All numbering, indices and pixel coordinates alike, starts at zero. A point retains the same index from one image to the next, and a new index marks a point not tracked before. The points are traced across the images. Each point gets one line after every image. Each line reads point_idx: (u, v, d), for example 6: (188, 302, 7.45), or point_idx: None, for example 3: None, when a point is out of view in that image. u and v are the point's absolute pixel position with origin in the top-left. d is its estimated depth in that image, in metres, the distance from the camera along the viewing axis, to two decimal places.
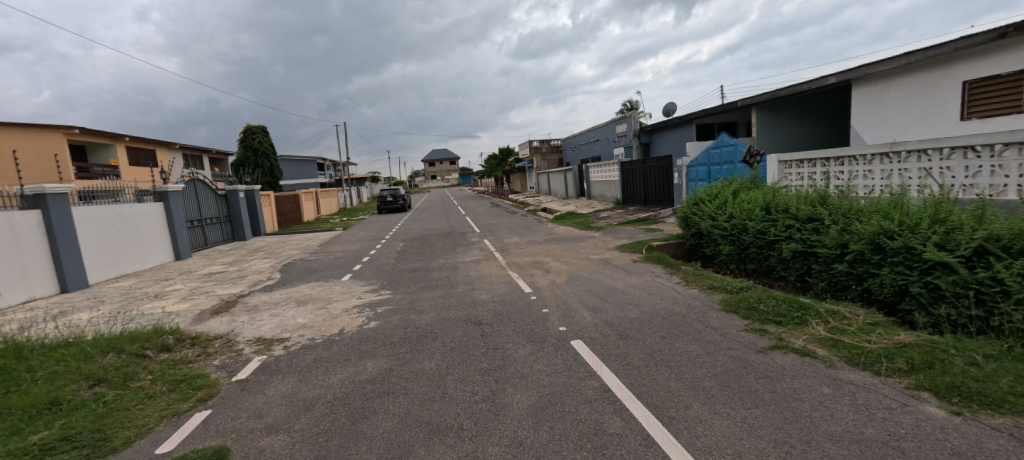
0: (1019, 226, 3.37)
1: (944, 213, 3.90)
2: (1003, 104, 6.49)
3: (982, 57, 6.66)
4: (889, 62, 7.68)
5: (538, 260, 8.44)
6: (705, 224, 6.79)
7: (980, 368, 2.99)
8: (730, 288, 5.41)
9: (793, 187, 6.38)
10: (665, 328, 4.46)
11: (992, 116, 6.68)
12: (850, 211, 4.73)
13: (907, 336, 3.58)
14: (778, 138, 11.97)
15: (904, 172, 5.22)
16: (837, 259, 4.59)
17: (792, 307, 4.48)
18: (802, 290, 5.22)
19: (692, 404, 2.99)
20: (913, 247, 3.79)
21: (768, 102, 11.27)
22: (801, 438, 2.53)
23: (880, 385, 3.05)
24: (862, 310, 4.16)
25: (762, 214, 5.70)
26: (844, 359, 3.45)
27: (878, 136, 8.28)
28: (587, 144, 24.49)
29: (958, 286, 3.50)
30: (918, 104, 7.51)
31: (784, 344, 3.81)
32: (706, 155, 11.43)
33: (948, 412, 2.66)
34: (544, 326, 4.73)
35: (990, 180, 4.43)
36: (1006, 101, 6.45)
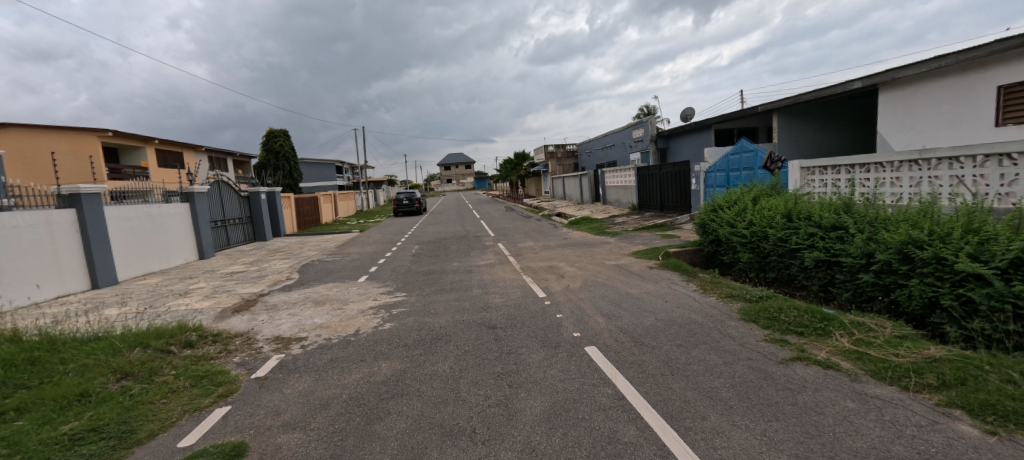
0: None
1: (977, 223, 3.75)
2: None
3: (1017, 61, 6.43)
4: (918, 66, 7.46)
5: (552, 265, 8.42)
6: (723, 231, 6.66)
7: (1019, 387, 2.86)
8: (749, 297, 5.30)
9: (815, 194, 6.22)
10: (681, 336, 4.39)
11: None
12: (876, 219, 4.59)
13: (937, 351, 3.45)
14: (800, 144, 11.72)
15: (935, 180, 5.03)
16: (862, 269, 4.46)
17: (815, 318, 4.35)
18: (824, 300, 5.07)
19: (710, 415, 2.92)
20: (944, 257, 3.65)
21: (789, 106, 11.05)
22: (825, 453, 2.46)
23: (908, 402, 2.94)
24: (889, 322, 4.02)
25: (783, 221, 5.56)
26: (870, 373, 3.34)
27: (906, 142, 8.04)
28: (603, 150, 24.38)
29: (995, 299, 3.35)
30: (950, 109, 7.26)
31: (806, 356, 3.71)
32: (725, 161, 11.23)
33: (982, 432, 2.55)
34: (558, 332, 4.69)
35: None
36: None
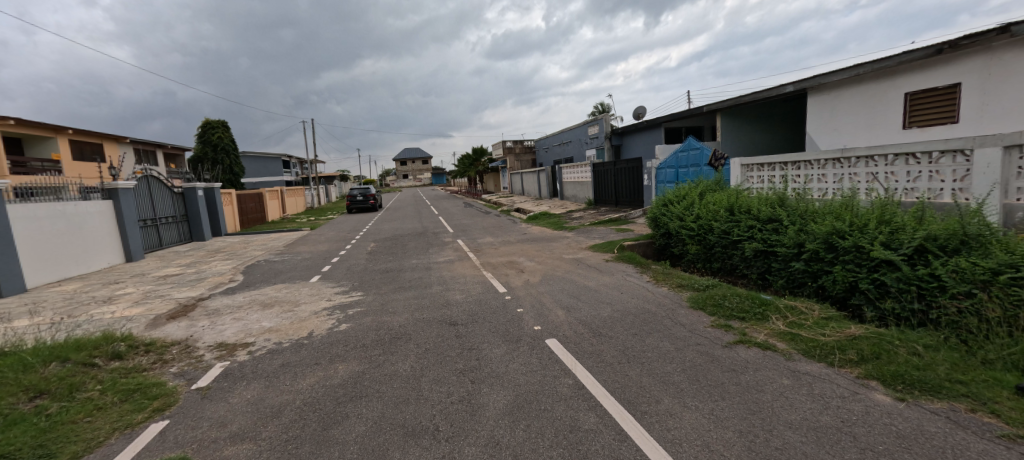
0: (954, 227, 3.69)
1: (889, 215, 4.21)
2: (942, 114, 6.99)
3: (921, 71, 7.18)
4: (841, 73, 8.16)
5: (512, 260, 8.56)
6: (674, 224, 7.03)
7: (922, 358, 3.26)
8: (697, 286, 5.66)
9: (754, 189, 6.69)
10: (637, 325, 4.63)
11: (929, 127, 7.21)
12: (806, 212, 5.04)
13: (856, 329, 3.87)
14: (741, 143, 12.48)
15: (854, 176, 5.56)
16: (794, 258, 4.88)
17: (754, 304, 4.73)
18: (762, 286, 5.50)
19: (663, 399, 3.14)
20: (862, 246, 4.08)
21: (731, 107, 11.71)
22: (764, 427, 2.72)
23: (834, 376, 3.29)
24: (817, 305, 4.45)
25: (726, 215, 5.96)
26: (801, 352, 3.70)
27: (831, 142, 8.78)
28: (560, 146, 24.78)
29: (902, 282, 3.79)
30: (868, 113, 7.98)
31: (748, 339, 4.03)
32: (675, 158, 11.76)
33: (893, 399, 2.92)
34: (519, 326, 4.82)
35: (928, 184, 4.78)
36: (946, 113, 6.95)
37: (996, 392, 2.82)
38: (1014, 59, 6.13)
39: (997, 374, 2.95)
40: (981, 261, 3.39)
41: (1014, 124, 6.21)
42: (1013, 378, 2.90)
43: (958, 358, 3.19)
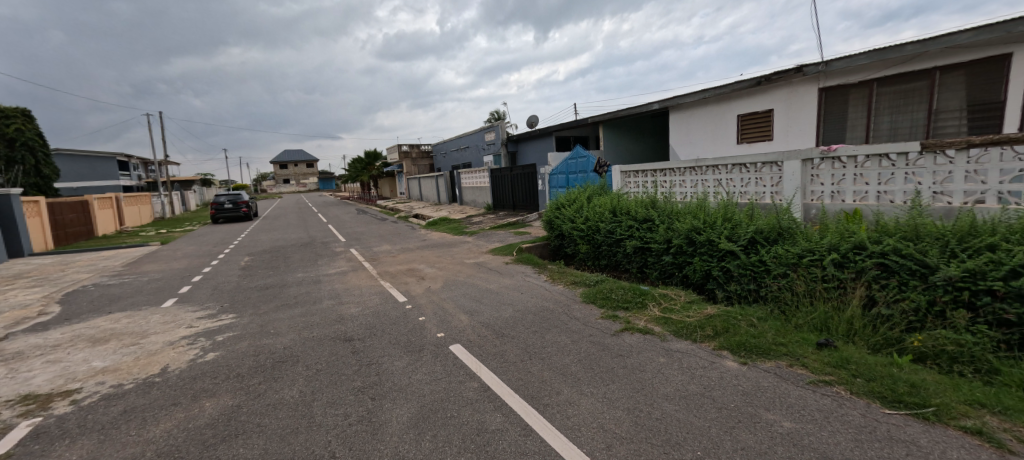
0: (774, 222, 4.66)
1: (731, 213, 5.14)
2: (766, 131, 8.58)
3: (748, 97, 8.76)
4: (693, 95, 9.59)
5: (411, 267, 8.55)
6: (566, 226, 7.64)
7: (756, 328, 4.09)
8: (588, 282, 6.26)
9: (631, 193, 7.56)
10: (536, 323, 5.01)
11: (754, 142, 8.83)
12: (671, 212, 5.88)
13: (711, 309, 4.67)
14: (619, 152, 13.88)
15: (705, 182, 6.60)
16: (663, 252, 5.67)
17: (635, 294, 5.41)
18: (641, 278, 6.27)
19: (563, 390, 3.50)
20: (713, 240, 4.93)
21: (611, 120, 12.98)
22: (648, 402, 3.20)
23: (696, 350, 3.96)
24: (682, 291, 5.24)
25: (610, 217, 6.67)
26: (673, 332, 4.36)
27: (686, 153, 10.23)
28: (458, 152, 25.00)
29: (742, 267, 4.66)
30: (715, 129, 9.46)
31: (631, 326, 4.63)
32: (564, 165, 12.67)
33: (738, 364, 3.63)
34: (421, 335, 4.91)
35: (755, 189, 5.86)
36: (769, 130, 8.54)
37: (804, 349, 3.66)
38: (811, 90, 7.83)
39: (805, 335, 3.83)
40: (792, 248, 4.35)
41: (814, 140, 7.93)
42: (815, 336, 3.79)
43: (780, 325, 4.05)
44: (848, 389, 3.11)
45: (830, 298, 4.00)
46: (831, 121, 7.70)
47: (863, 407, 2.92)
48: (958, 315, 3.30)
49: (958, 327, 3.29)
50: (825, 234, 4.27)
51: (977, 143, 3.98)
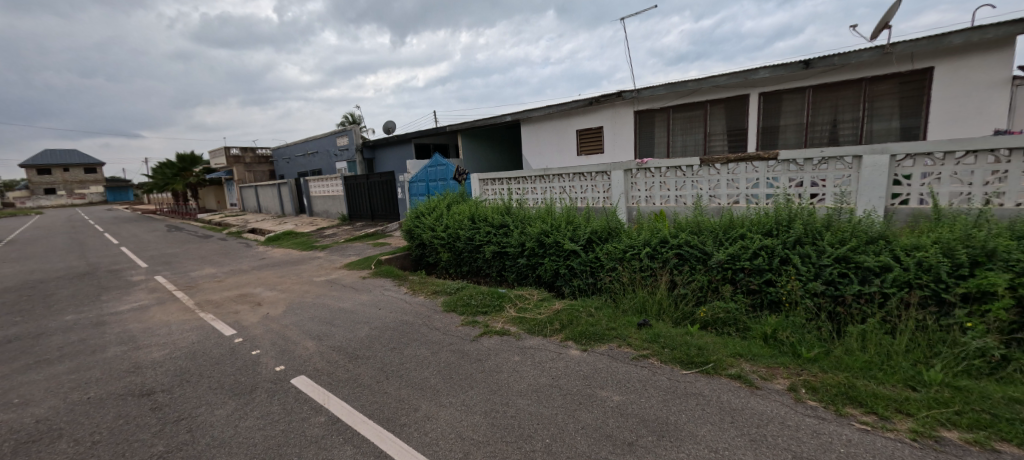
0: (606, 224, 5.44)
1: (573, 217, 5.82)
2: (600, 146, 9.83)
3: (584, 114, 9.92)
4: (541, 110, 10.53)
5: (244, 293, 7.58)
6: (427, 235, 7.68)
7: (594, 316, 4.72)
8: (448, 290, 6.41)
9: (489, 201, 7.94)
10: (395, 339, 4.97)
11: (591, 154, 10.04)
12: (524, 218, 6.39)
13: (559, 304, 5.22)
14: (477, 161, 14.45)
15: (552, 189, 7.27)
16: (518, 255, 6.11)
17: (493, 297, 5.74)
18: (501, 282, 6.63)
19: (421, 405, 3.52)
20: (559, 241, 5.52)
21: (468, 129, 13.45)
22: (504, 402, 3.44)
23: (546, 344, 4.38)
24: (535, 290, 5.72)
25: (469, 224, 6.92)
26: (526, 330, 4.75)
27: (537, 163, 11.14)
28: (304, 158, 23.07)
29: (583, 264, 5.32)
30: (559, 142, 10.52)
31: (489, 329, 4.91)
32: (423, 173, 12.68)
33: (580, 351, 4.14)
34: (254, 372, 4.37)
35: (593, 195, 6.67)
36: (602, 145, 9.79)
37: (629, 330, 4.36)
38: (631, 112, 9.22)
39: (628, 318, 4.56)
40: (618, 245, 5.13)
41: (636, 155, 9.33)
42: (636, 318, 4.54)
43: (611, 312, 4.73)
44: (658, 359, 3.82)
45: (647, 283, 4.81)
46: (647, 139, 9.18)
47: (669, 372, 3.62)
48: (725, 288, 4.36)
49: (727, 297, 4.33)
50: (640, 231, 5.15)
51: (731, 158, 5.25)
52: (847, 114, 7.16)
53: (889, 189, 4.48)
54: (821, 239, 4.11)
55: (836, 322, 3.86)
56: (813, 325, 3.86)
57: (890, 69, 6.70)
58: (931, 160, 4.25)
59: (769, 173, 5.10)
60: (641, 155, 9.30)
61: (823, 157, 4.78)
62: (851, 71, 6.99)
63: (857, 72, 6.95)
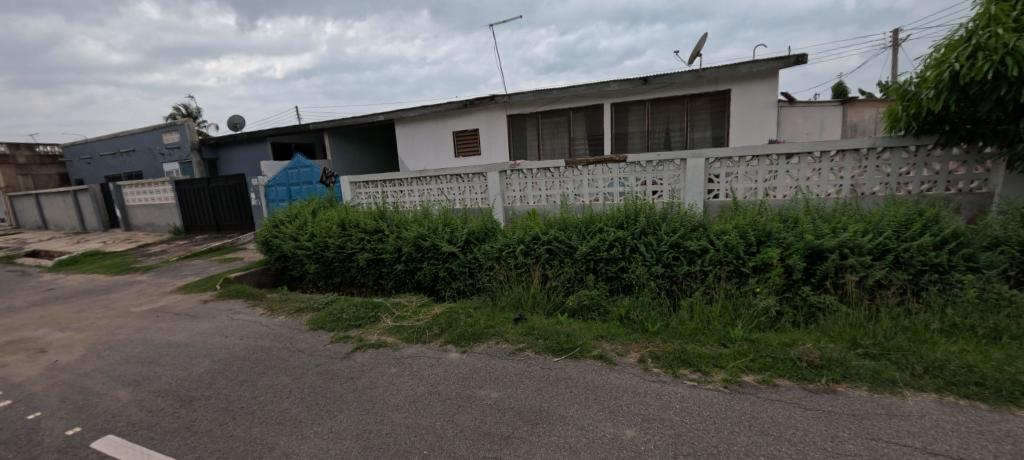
0: (482, 225, 5.63)
1: (450, 219, 5.89)
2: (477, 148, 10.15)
3: (460, 116, 10.13)
4: (415, 110, 10.38)
5: (19, 337, 5.85)
6: (288, 246, 6.80)
7: (472, 317, 4.87)
8: (315, 306, 5.68)
9: (361, 205, 7.43)
10: (246, 369, 4.36)
11: (468, 157, 10.31)
12: (400, 222, 6.17)
13: (438, 308, 5.24)
14: (347, 162, 13.65)
15: (430, 191, 7.22)
16: (396, 261, 5.84)
17: (368, 308, 5.44)
18: (378, 291, 6.15)
19: (279, 442, 3.16)
20: (437, 244, 5.53)
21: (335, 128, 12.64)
22: (377, 420, 3.33)
23: (426, 350, 4.43)
24: (414, 297, 5.60)
25: (339, 230, 6.30)
26: (404, 339, 4.70)
27: (414, 164, 11.00)
28: (117, 158, 19.04)
29: (462, 266, 5.42)
30: (436, 143, 10.55)
31: (364, 343, 4.72)
32: (284, 175, 11.59)
33: (460, 353, 4.27)
34: (34, 440, 3.35)
35: (470, 196, 6.84)
36: (478, 147, 10.14)
37: (506, 326, 4.61)
38: (504, 115, 9.67)
39: (506, 314, 4.80)
40: (494, 244, 5.35)
41: (511, 157, 9.86)
42: (512, 314, 4.81)
43: (490, 310, 4.93)
44: (532, 351, 4.13)
45: (522, 279, 5.09)
46: (519, 142, 9.74)
47: (542, 362, 3.94)
48: (589, 278, 4.84)
49: (590, 285, 4.82)
50: (514, 230, 5.44)
51: (591, 161, 5.87)
52: (676, 124, 8.44)
53: (705, 187, 5.40)
54: (659, 229, 4.81)
55: (672, 297, 4.58)
56: (656, 302, 4.52)
57: (704, 89, 8.05)
58: (732, 163, 5.27)
59: (620, 173, 5.80)
60: (515, 157, 9.86)
61: (658, 159, 5.56)
62: (677, 88, 8.25)
63: (682, 89, 8.22)
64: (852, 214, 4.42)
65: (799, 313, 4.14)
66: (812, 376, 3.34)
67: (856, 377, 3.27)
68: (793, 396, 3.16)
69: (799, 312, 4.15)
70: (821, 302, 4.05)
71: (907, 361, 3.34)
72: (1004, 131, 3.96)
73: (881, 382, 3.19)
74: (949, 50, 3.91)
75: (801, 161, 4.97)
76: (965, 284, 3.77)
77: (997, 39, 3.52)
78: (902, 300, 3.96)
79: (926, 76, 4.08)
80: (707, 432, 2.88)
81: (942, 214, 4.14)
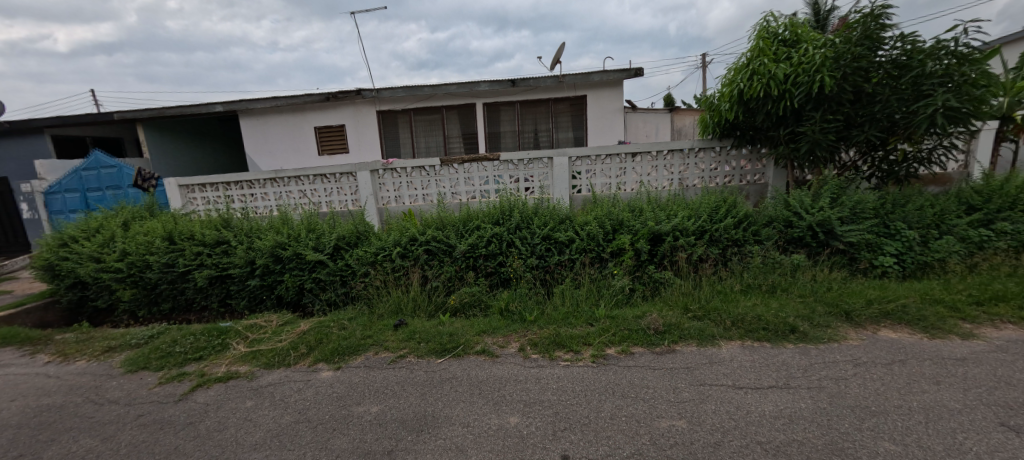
0: (353, 229, 5.25)
1: (314, 224, 5.34)
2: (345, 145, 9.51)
3: (322, 110, 9.37)
4: (263, 101, 9.14)
5: None
6: (86, 270, 5.11)
7: (347, 329, 4.46)
8: (134, 342, 4.52)
9: (198, 212, 6.16)
10: (22, 441, 3.17)
11: (334, 154, 9.62)
12: (250, 230, 5.32)
13: (305, 324, 4.67)
14: (174, 161, 10.94)
15: (289, 194, 6.41)
16: (248, 276, 5.02)
17: (212, 336, 4.54)
18: (225, 315, 5.17)
19: None
20: (300, 252, 4.95)
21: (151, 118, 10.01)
22: None
23: (291, 375, 3.82)
24: (274, 316, 4.89)
25: (164, 245, 5.10)
26: (262, 366, 3.98)
27: (267, 163, 9.75)
28: None
29: (331, 274, 4.96)
30: (294, 139, 9.53)
31: (207, 379, 3.83)
32: (76, 179, 9.03)
33: (334, 370, 3.84)
34: None
35: (339, 198, 6.30)
36: (346, 144, 9.51)
37: (385, 334, 4.36)
38: (374, 111, 9.27)
39: (384, 321, 4.55)
40: (368, 249, 5.06)
41: (383, 155, 9.53)
42: (391, 320, 4.57)
43: (366, 319, 4.60)
44: (415, 355, 3.99)
45: (401, 283, 4.90)
46: (393, 140, 9.49)
47: (427, 365, 3.83)
48: (469, 275, 4.91)
49: (471, 282, 4.90)
50: (390, 232, 5.25)
51: (465, 159, 5.97)
52: (542, 125, 9.13)
53: (570, 183, 5.98)
54: (532, 223, 5.18)
55: (547, 285, 4.93)
56: (533, 292, 4.81)
57: (565, 93, 8.84)
58: (591, 160, 5.93)
59: (495, 171, 6.06)
60: (388, 155, 9.57)
61: (529, 158, 5.96)
62: (542, 92, 8.88)
63: (547, 93, 8.88)
64: (680, 204, 5.38)
65: (646, 288, 4.86)
66: (658, 341, 3.96)
67: (688, 336, 4.00)
68: (646, 360, 3.70)
69: (646, 287, 4.87)
70: (662, 277, 4.82)
71: (721, 318, 4.20)
72: (771, 135, 5.22)
73: (706, 337, 3.96)
74: (736, 72, 5.08)
75: (643, 160, 5.91)
76: (753, 253, 4.88)
77: (764, 66, 4.72)
78: (714, 269, 4.92)
79: (723, 92, 5.29)
80: (581, 405, 3.15)
81: (738, 201, 5.33)
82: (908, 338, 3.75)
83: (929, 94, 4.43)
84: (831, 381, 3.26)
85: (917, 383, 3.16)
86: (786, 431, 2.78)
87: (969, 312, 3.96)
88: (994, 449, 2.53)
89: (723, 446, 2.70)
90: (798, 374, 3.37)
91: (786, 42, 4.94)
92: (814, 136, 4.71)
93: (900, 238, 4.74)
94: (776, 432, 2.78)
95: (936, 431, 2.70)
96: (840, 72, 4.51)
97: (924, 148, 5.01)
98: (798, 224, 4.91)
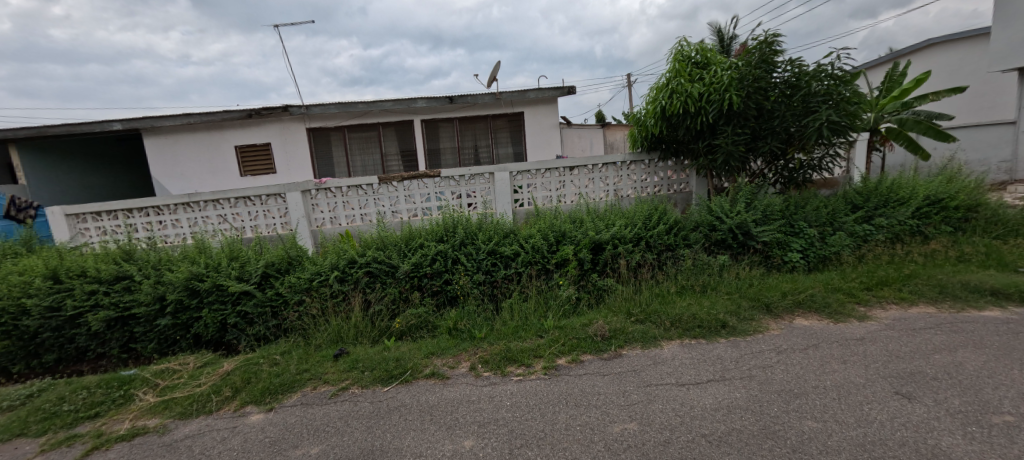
0: (283, 255, 4.86)
1: (236, 252, 4.87)
2: (270, 166, 8.88)
3: (241, 129, 8.71)
4: (171, 119, 8.29)
5: None
6: None
7: (278, 365, 4.05)
8: (8, 403, 3.77)
9: (91, 245, 5.36)
10: None
11: (256, 176, 8.93)
12: (160, 262, 4.73)
13: (229, 364, 4.18)
14: (57, 188, 9.48)
15: (207, 219, 5.81)
16: (157, 315, 4.43)
17: (112, 388, 3.90)
18: (129, 361, 4.50)
19: None
20: (221, 283, 4.46)
21: (28, 139, 8.65)
22: None
23: (212, 423, 3.36)
24: (191, 357, 4.34)
25: (48, 285, 4.35)
26: (176, 417, 3.47)
27: (176, 188, 8.79)
28: None
29: (259, 306, 4.52)
30: (210, 160, 8.75)
31: (105, 439, 3.26)
32: None
33: (265, 412, 3.45)
34: None
35: (266, 221, 5.83)
36: (270, 165, 8.87)
37: (324, 366, 4.02)
38: (303, 129, 8.79)
39: (323, 352, 4.20)
40: (302, 275, 4.70)
41: (315, 175, 9.05)
42: (331, 350, 4.24)
43: (302, 352, 4.22)
44: (359, 386, 3.71)
45: (340, 309, 4.61)
46: (323, 159, 9.03)
47: (372, 395, 3.58)
48: (414, 296, 4.74)
49: (416, 303, 4.72)
50: (326, 256, 4.95)
51: (405, 177, 5.84)
52: (481, 141, 9.21)
53: (513, 197, 6.06)
54: (476, 239, 5.16)
55: (493, 300, 4.90)
56: (481, 308, 4.75)
57: (503, 110, 9.00)
58: (531, 174, 6.06)
59: (436, 188, 5.98)
60: (318, 176, 9.08)
61: (470, 174, 5.98)
62: (480, 109, 8.97)
63: (484, 110, 8.99)
64: (616, 215, 5.65)
65: (591, 296, 4.99)
66: (606, 346, 4.07)
67: (633, 340, 4.14)
68: (596, 367, 3.77)
69: (591, 295, 5.00)
70: (605, 284, 4.99)
71: (661, 320, 4.41)
72: (692, 148, 5.75)
73: (648, 339, 4.14)
74: (658, 91, 5.56)
75: (580, 173, 6.16)
76: (685, 256, 5.24)
77: (681, 86, 5.21)
78: (651, 273, 5.21)
79: (647, 110, 5.76)
80: (536, 420, 3.12)
81: (667, 209, 5.72)
82: (818, 324, 4.21)
83: (816, 110, 5.14)
84: (759, 369, 3.55)
85: (829, 364, 3.54)
86: (725, 421, 2.96)
87: (862, 297, 4.55)
88: (894, 415, 2.88)
89: (671, 443, 2.80)
90: (732, 366, 3.63)
91: (698, 64, 5.50)
92: (728, 148, 5.25)
93: (803, 236, 5.36)
94: (717, 423, 2.95)
95: (848, 405, 3.02)
96: (744, 91, 5.09)
97: (815, 157, 5.78)
98: (720, 228, 5.36)
